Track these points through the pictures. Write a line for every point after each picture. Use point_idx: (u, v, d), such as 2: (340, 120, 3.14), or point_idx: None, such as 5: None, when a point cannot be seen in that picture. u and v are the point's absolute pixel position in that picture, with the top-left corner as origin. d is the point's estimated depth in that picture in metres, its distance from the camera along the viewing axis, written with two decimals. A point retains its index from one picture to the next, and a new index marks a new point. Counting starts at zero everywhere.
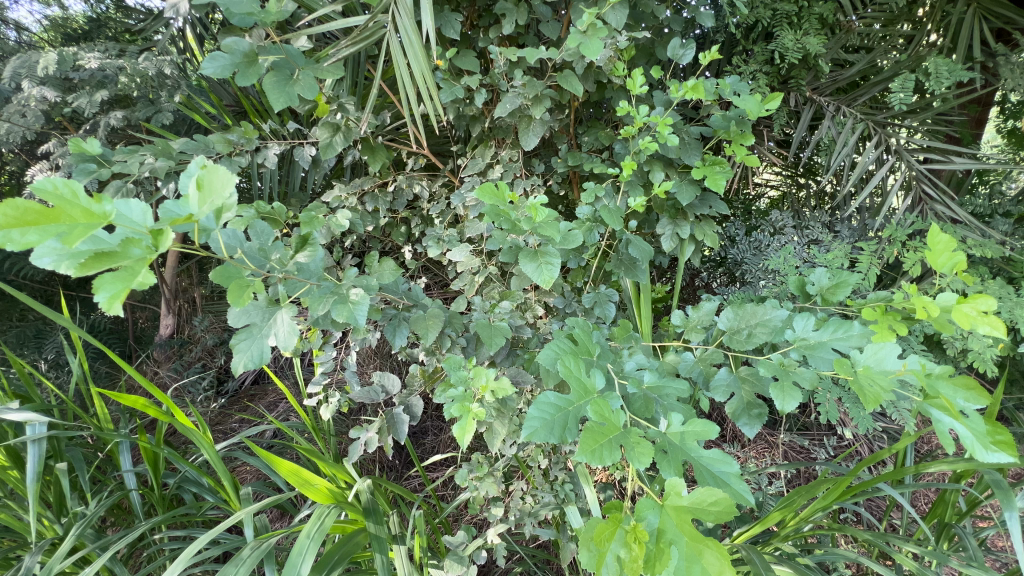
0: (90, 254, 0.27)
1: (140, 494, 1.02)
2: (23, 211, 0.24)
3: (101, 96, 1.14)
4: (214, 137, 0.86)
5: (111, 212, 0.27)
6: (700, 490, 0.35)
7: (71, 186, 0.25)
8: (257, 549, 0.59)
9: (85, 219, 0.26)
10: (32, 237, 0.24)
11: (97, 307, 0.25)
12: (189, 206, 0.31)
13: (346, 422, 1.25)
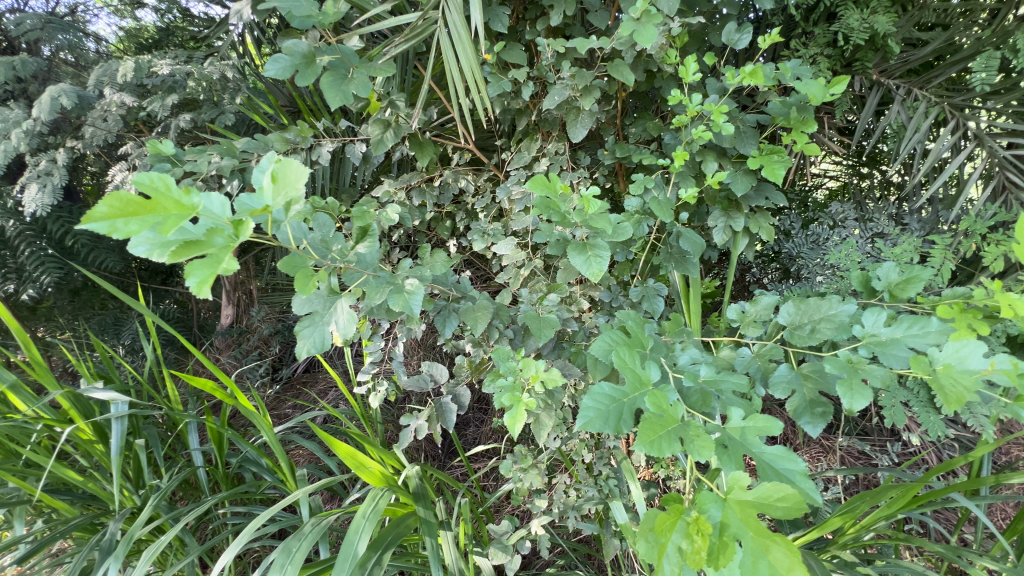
0: (179, 243, 0.30)
1: (207, 471, 1.09)
2: (126, 204, 0.26)
3: (173, 100, 1.22)
4: (273, 137, 0.91)
5: (199, 204, 0.30)
6: (767, 486, 0.36)
7: (167, 181, 0.28)
8: (317, 526, 0.61)
9: (176, 211, 0.28)
10: (134, 227, 0.27)
11: (190, 291, 0.28)
12: (264, 198, 0.33)
13: (392, 411, 1.29)
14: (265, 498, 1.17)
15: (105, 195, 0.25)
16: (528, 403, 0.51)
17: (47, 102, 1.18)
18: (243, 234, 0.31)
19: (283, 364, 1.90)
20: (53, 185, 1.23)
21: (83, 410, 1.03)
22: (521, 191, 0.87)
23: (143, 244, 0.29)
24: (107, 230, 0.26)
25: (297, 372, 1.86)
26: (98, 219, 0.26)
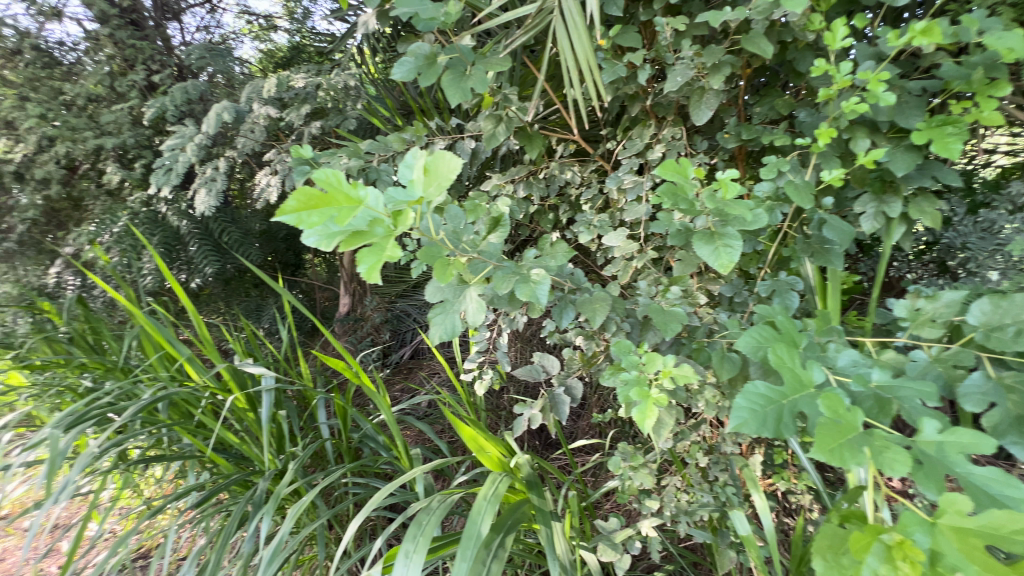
0: (347, 233, 0.33)
1: (333, 443, 1.21)
2: (310, 197, 0.30)
3: (306, 109, 1.37)
4: (392, 137, 0.96)
5: (365, 196, 0.33)
6: (999, 515, 0.32)
7: (340, 177, 0.31)
8: (444, 502, 0.65)
9: (347, 203, 0.32)
10: (315, 218, 0.30)
11: (362, 278, 0.32)
12: (415, 190, 0.35)
13: (494, 399, 1.33)
14: (382, 472, 1.28)
15: (295, 191, 0.29)
16: (658, 399, 0.52)
17: (213, 118, 1.37)
18: (402, 225, 0.35)
19: (392, 350, 2.05)
20: (217, 189, 1.44)
21: (238, 381, 1.20)
22: (633, 180, 0.84)
23: (312, 235, 0.33)
24: (295, 221, 0.30)
25: (404, 358, 1.99)
26: (289, 212, 0.30)
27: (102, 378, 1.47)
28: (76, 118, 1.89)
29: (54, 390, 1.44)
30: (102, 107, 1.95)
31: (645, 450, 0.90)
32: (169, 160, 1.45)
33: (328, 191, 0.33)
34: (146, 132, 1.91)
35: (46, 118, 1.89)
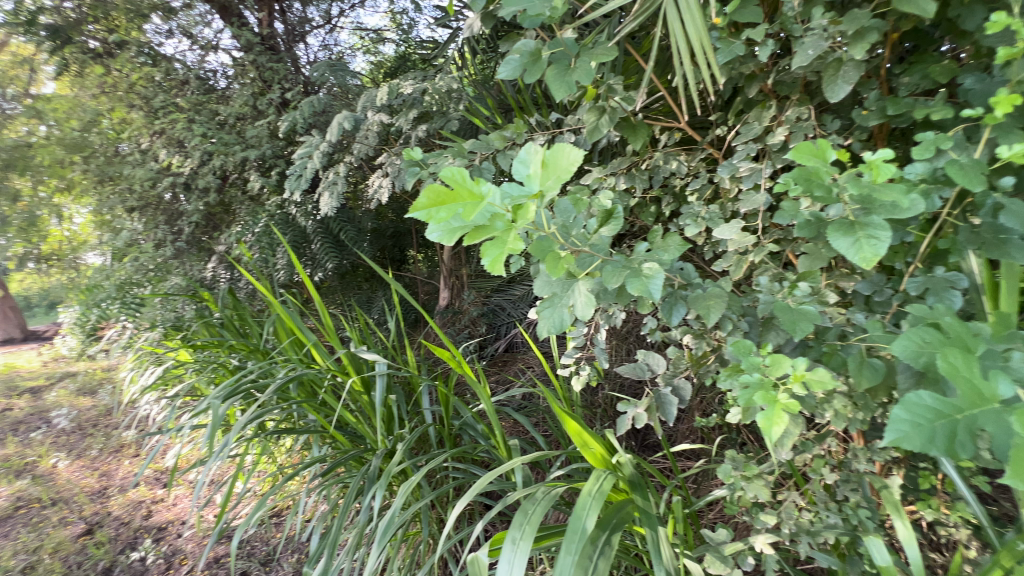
0: (468, 228, 0.35)
1: (436, 428, 1.28)
2: (439, 195, 0.32)
3: (413, 114, 1.46)
4: (493, 135, 0.98)
5: (487, 191, 0.34)
6: None
7: (464, 174, 0.32)
8: (548, 494, 0.66)
9: (470, 199, 0.34)
10: (442, 214, 0.33)
11: (488, 271, 0.36)
12: (533, 183, 0.38)
13: (588, 396, 1.32)
14: (480, 460, 1.33)
15: (425, 189, 0.31)
16: (786, 405, 0.49)
17: (335, 127, 1.51)
18: (522, 219, 0.36)
19: (488, 343, 2.12)
20: (338, 191, 1.59)
21: (355, 366, 1.32)
22: (750, 167, 0.77)
23: (436, 231, 0.36)
24: (425, 216, 0.32)
25: (499, 351, 2.05)
26: (421, 208, 0.32)
27: (247, 358, 1.71)
28: (227, 135, 2.20)
29: (213, 366, 1.70)
30: (247, 123, 2.25)
31: (757, 460, 0.83)
32: (301, 166, 1.62)
33: (454, 187, 0.34)
34: (280, 144, 2.18)
35: (205, 136, 2.23)
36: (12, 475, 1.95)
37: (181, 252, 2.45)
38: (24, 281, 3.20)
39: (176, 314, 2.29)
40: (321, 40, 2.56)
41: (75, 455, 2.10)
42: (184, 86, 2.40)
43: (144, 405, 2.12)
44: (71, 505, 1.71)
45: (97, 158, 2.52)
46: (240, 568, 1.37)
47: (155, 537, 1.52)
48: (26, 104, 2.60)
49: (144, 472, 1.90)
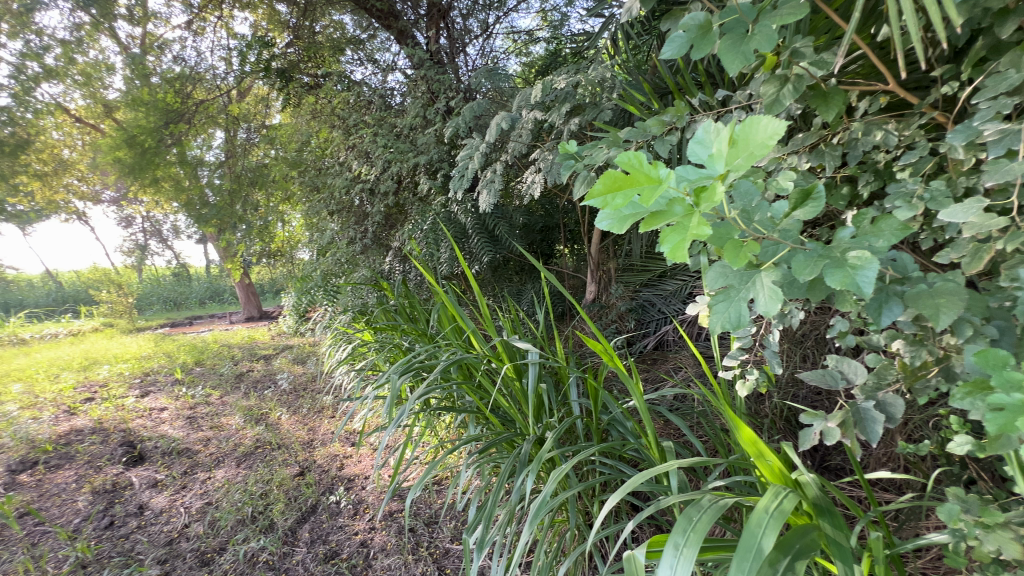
0: (647, 214, 0.34)
1: (584, 421, 1.28)
2: (616, 180, 0.31)
3: (567, 108, 1.47)
4: (651, 121, 0.93)
5: (666, 173, 0.32)
6: None
7: (644, 157, 0.31)
8: (715, 503, 0.61)
9: (648, 183, 0.32)
10: (620, 199, 0.32)
11: (667, 258, 0.32)
12: (717, 165, 0.36)
13: (753, 404, 1.19)
14: (628, 458, 1.29)
15: (602, 175, 0.31)
16: None
17: (493, 127, 1.59)
18: (707, 202, 0.33)
19: (635, 339, 2.06)
20: (495, 188, 1.67)
21: (509, 353, 1.40)
22: (998, 129, 0.59)
23: (605, 220, 0.36)
24: (602, 203, 0.32)
25: (648, 348, 1.96)
26: (598, 195, 0.32)
27: (416, 341, 1.93)
28: (402, 143, 2.50)
29: (390, 346, 1.96)
30: (417, 131, 2.53)
31: (1000, 505, 0.65)
32: (463, 166, 1.75)
33: (630, 171, 0.33)
34: (445, 148, 2.40)
35: (386, 147, 2.57)
36: (252, 421, 2.51)
37: (366, 248, 2.89)
38: (259, 272, 4.09)
39: (362, 301, 2.70)
40: (479, 49, 2.75)
41: (292, 411, 2.61)
42: (369, 105, 2.79)
43: (339, 375, 2.54)
44: (290, 451, 2.13)
45: (309, 171, 3.19)
46: (409, 525, 1.55)
47: (346, 486, 1.81)
48: (262, 132, 3.29)
49: (339, 431, 2.29)
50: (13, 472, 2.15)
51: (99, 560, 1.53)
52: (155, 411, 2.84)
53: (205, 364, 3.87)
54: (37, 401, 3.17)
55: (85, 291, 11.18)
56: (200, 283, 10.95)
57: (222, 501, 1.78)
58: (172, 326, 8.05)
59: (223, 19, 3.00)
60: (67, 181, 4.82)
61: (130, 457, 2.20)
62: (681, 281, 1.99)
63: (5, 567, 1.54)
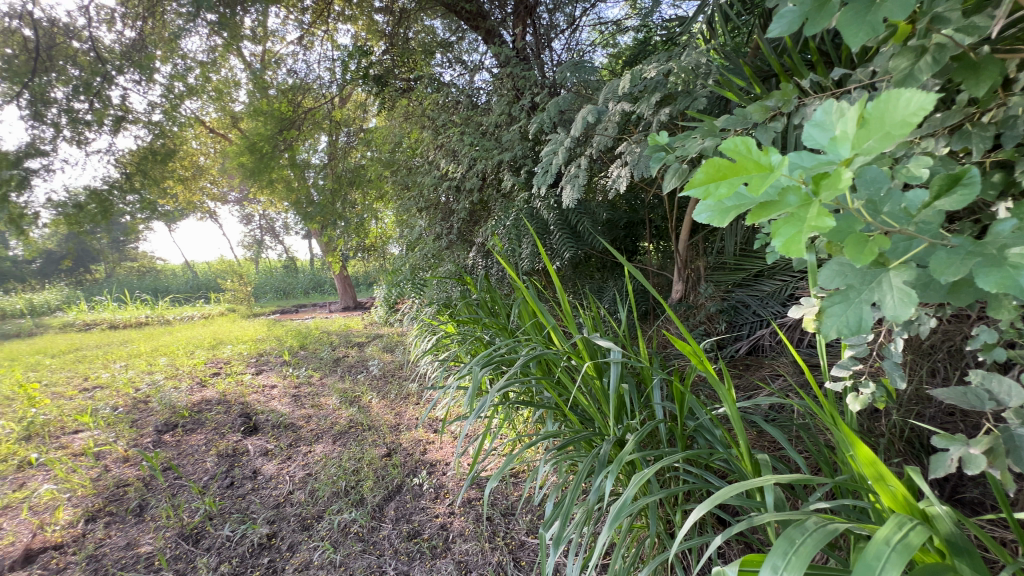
0: (755, 204, 0.31)
1: (667, 425, 1.22)
2: (719, 168, 0.29)
3: (657, 98, 1.40)
4: (753, 106, 0.84)
5: (778, 159, 0.29)
6: None
7: (752, 143, 0.28)
8: (821, 526, 0.56)
9: (756, 171, 0.29)
10: (724, 189, 0.29)
11: (778, 251, 0.29)
12: (841, 149, 0.32)
13: (866, 421, 1.07)
14: (715, 468, 1.22)
15: (704, 164, 0.28)
16: None
17: (579, 121, 1.56)
18: (828, 189, 0.29)
19: (726, 343, 1.94)
20: (579, 184, 1.64)
21: (589, 351, 1.37)
22: None
23: (704, 211, 0.34)
24: (703, 193, 0.30)
25: (740, 353, 1.84)
26: (698, 184, 0.29)
27: (497, 335, 1.97)
28: (488, 141, 2.55)
29: (472, 339, 2.02)
30: (502, 129, 2.57)
31: None
32: (547, 162, 1.73)
33: (736, 158, 0.31)
34: (529, 145, 2.41)
35: (472, 145, 2.64)
36: (347, 402, 2.73)
37: (452, 243, 3.00)
38: (356, 266, 4.43)
39: (447, 294, 2.82)
40: (564, 44, 2.73)
41: (381, 396, 2.80)
42: (457, 105, 2.88)
43: (425, 364, 2.67)
44: (379, 433, 2.29)
45: (401, 171, 3.38)
46: (487, 513, 1.60)
47: (428, 470, 1.91)
48: (360, 135, 3.54)
49: (423, 417, 2.41)
50: (158, 432, 2.52)
51: (222, 515, 1.74)
52: (267, 387, 3.19)
53: (308, 348, 4.28)
54: (177, 373, 3.70)
55: (215, 280, 12.84)
56: (305, 274, 12.09)
57: (320, 474, 1.95)
58: (282, 313, 8.99)
59: (329, 33, 3.26)
60: (202, 184, 5.55)
61: (246, 427, 2.49)
62: (780, 282, 1.86)
63: (152, 511, 1.81)
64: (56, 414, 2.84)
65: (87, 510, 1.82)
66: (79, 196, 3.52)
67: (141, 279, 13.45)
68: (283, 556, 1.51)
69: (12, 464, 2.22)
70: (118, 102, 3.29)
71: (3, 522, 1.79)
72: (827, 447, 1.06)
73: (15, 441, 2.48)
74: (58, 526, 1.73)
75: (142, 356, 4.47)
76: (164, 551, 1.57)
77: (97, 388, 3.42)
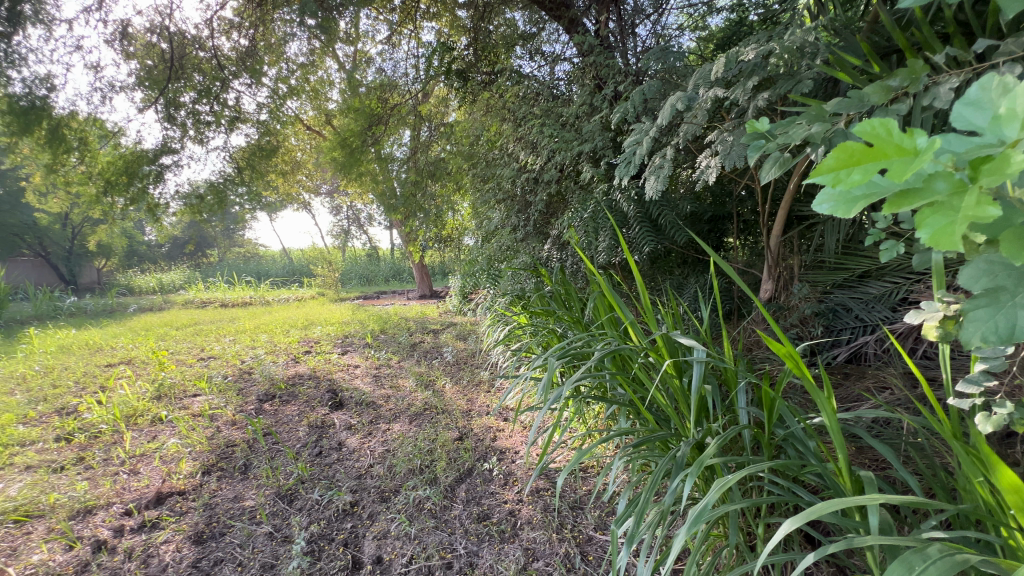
0: (893, 193, 0.29)
1: (753, 432, 1.14)
2: (852, 153, 0.27)
3: (754, 81, 1.30)
4: (873, 86, 0.74)
5: (923, 143, 0.26)
6: None
7: (894, 124, 0.26)
8: (943, 556, 0.53)
9: (897, 156, 0.27)
10: (857, 177, 0.27)
11: (922, 246, 0.26)
12: (1005, 130, 0.28)
13: (998, 446, 0.93)
14: (806, 481, 1.13)
15: (835, 148, 0.26)
16: None
17: (667, 109, 1.48)
18: (988, 176, 0.26)
19: (822, 349, 1.78)
20: (664, 174, 1.58)
21: (669, 349, 1.32)
22: None
23: (826, 202, 0.31)
24: (830, 180, 0.28)
25: (838, 360, 1.69)
26: (825, 171, 0.28)
27: (571, 328, 1.96)
28: (568, 132, 2.52)
29: (545, 331, 2.02)
30: (583, 119, 2.53)
31: None
32: (630, 153, 1.68)
33: (871, 143, 0.28)
34: (610, 135, 2.35)
35: (551, 136, 2.62)
36: (422, 386, 2.87)
37: (527, 236, 3.03)
38: (433, 256, 4.62)
39: (520, 286, 2.85)
40: (650, 29, 2.62)
41: (454, 381, 2.91)
42: (537, 97, 2.88)
43: (497, 354, 2.73)
44: (451, 417, 2.38)
45: (480, 164, 3.46)
46: (555, 504, 1.61)
47: (498, 457, 1.96)
48: (441, 129, 3.65)
49: (494, 405, 2.48)
50: (260, 400, 2.82)
51: (312, 480, 1.91)
52: (351, 367, 3.44)
53: (388, 332, 4.54)
54: (276, 349, 4.10)
55: (307, 266, 13.97)
56: (386, 262, 12.81)
57: (398, 451, 2.07)
58: (365, 298, 9.62)
59: (415, 31, 3.40)
60: (300, 178, 6.06)
61: (333, 402, 2.70)
62: (891, 284, 1.67)
63: (254, 471, 2.02)
64: (180, 378, 3.26)
65: (203, 464, 2.08)
66: (200, 188, 3.98)
67: (247, 263, 14.99)
68: (363, 523, 1.62)
69: (146, 418, 2.59)
70: (233, 104, 3.68)
71: (140, 467, 2.10)
72: (945, 471, 0.94)
73: (148, 399, 2.88)
74: (182, 475, 1.99)
75: (247, 332, 5.01)
76: (264, 506, 1.75)
77: (211, 358, 3.88)
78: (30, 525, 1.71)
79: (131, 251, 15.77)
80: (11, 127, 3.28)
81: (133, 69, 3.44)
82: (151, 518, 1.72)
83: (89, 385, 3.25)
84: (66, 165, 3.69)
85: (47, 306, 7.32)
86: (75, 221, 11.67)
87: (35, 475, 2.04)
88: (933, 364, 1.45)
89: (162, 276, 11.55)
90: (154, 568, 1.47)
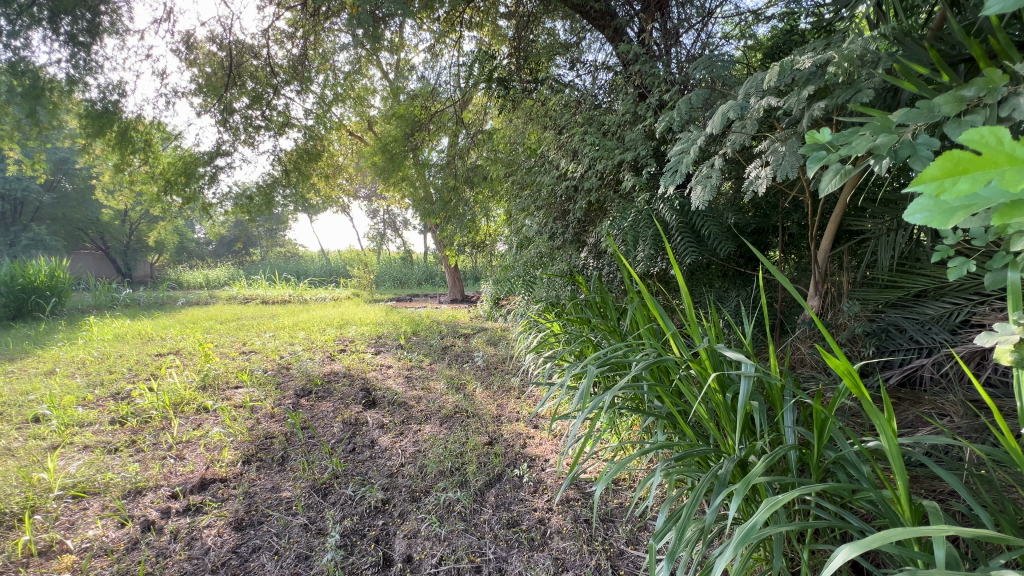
0: (1002, 206, 0.27)
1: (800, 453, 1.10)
2: (959, 162, 0.26)
3: (810, 90, 1.25)
4: (945, 96, 0.69)
5: None
6: None
7: (1004, 132, 0.25)
8: None
9: (1008, 164, 0.25)
10: (965, 185, 0.26)
11: None
12: None
13: None
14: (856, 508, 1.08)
15: (940, 157, 0.26)
16: None
17: (717, 116, 1.44)
18: None
19: (872, 370, 1.71)
20: (711, 184, 1.53)
21: (713, 362, 1.28)
22: None
23: (921, 213, 0.30)
24: (932, 189, 0.27)
25: (890, 382, 1.61)
26: (927, 180, 0.27)
27: (607, 337, 1.94)
28: (609, 140, 2.50)
29: (581, 340, 2.01)
30: (626, 127, 2.51)
31: None
32: (676, 162, 1.64)
33: (977, 152, 0.27)
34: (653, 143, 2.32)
35: (592, 144, 2.61)
36: (453, 389, 2.90)
37: (565, 243, 3.03)
38: (467, 260, 4.67)
39: (555, 294, 2.85)
40: (695, 37, 2.59)
41: (485, 386, 2.93)
42: (578, 105, 2.87)
43: (529, 360, 2.73)
44: (481, 421, 2.39)
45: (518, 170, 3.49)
46: (586, 515, 1.59)
47: (529, 463, 1.97)
48: (479, 136, 3.70)
49: (525, 413, 2.48)
50: (298, 395, 2.91)
51: (346, 475, 1.95)
52: (384, 367, 3.51)
53: (420, 334, 4.62)
54: (313, 347, 4.23)
55: (343, 267, 14.34)
56: (418, 266, 13.05)
57: (428, 452, 2.09)
58: (398, 300, 9.78)
59: (457, 40, 3.48)
60: (341, 182, 6.27)
61: (366, 401, 2.76)
62: (951, 305, 1.60)
63: (292, 463, 2.08)
64: (223, 369, 3.42)
65: (244, 454, 2.16)
66: (250, 190, 4.20)
67: (287, 263, 15.54)
68: (394, 521, 1.64)
69: (192, 407, 2.71)
70: (283, 109, 3.85)
71: (186, 453, 2.20)
72: (1014, 506, 0.89)
73: (195, 389, 3.02)
74: (224, 463, 2.08)
75: (286, 328, 5.20)
76: (300, 498, 1.81)
77: (252, 353, 4.04)
78: (87, 501, 1.82)
79: (181, 248, 16.68)
80: (86, 129, 3.54)
81: (194, 76, 3.66)
82: (195, 502, 1.79)
83: (141, 372, 3.44)
84: (130, 165, 3.95)
85: (106, 297, 7.82)
86: (133, 218, 12.39)
87: (91, 454, 2.18)
88: (998, 391, 1.37)
89: (209, 272, 12.14)
90: (197, 550, 1.53)
